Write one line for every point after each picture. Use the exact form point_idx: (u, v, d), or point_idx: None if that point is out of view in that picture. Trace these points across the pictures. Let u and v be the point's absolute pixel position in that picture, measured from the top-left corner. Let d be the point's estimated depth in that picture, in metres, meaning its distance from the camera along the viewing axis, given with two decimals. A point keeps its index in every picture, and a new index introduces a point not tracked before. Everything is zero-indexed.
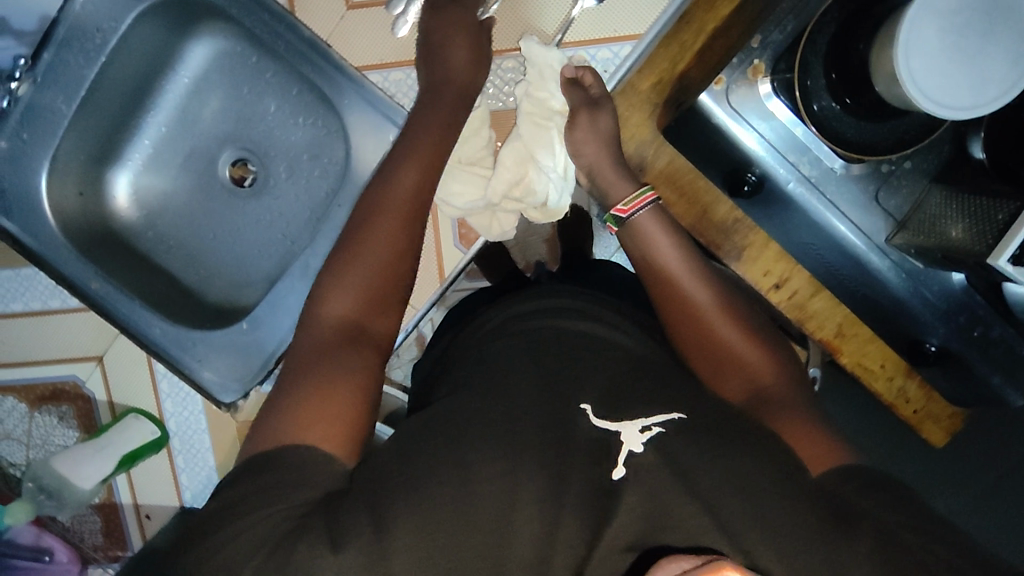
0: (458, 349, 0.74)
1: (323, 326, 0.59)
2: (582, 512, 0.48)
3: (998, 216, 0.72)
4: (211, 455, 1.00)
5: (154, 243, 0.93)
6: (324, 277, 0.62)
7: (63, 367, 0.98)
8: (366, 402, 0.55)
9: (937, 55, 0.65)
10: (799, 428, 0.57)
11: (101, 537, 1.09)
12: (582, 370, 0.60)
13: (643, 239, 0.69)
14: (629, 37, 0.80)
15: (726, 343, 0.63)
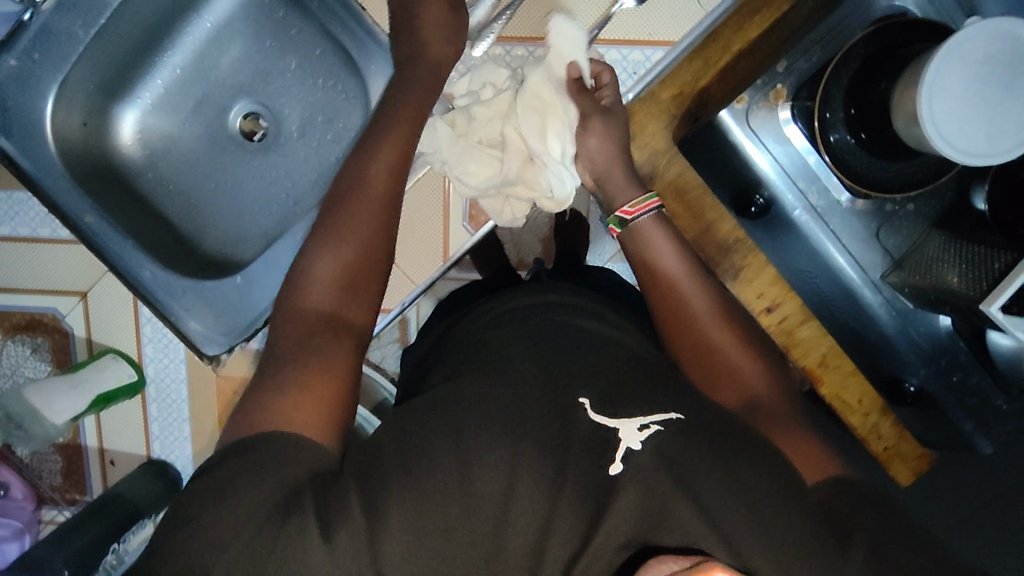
0: (455, 334, 0.74)
1: (305, 314, 0.58)
2: (580, 502, 0.49)
3: (996, 265, 0.74)
4: (186, 408, 0.92)
5: (154, 184, 0.90)
6: (295, 277, 0.60)
7: (43, 298, 0.88)
8: (349, 397, 0.55)
9: (959, 101, 0.67)
10: (797, 442, 0.59)
11: (59, 477, 0.99)
12: (581, 361, 0.60)
13: (646, 245, 0.68)
14: (663, 42, 0.81)
15: (722, 352, 0.64)
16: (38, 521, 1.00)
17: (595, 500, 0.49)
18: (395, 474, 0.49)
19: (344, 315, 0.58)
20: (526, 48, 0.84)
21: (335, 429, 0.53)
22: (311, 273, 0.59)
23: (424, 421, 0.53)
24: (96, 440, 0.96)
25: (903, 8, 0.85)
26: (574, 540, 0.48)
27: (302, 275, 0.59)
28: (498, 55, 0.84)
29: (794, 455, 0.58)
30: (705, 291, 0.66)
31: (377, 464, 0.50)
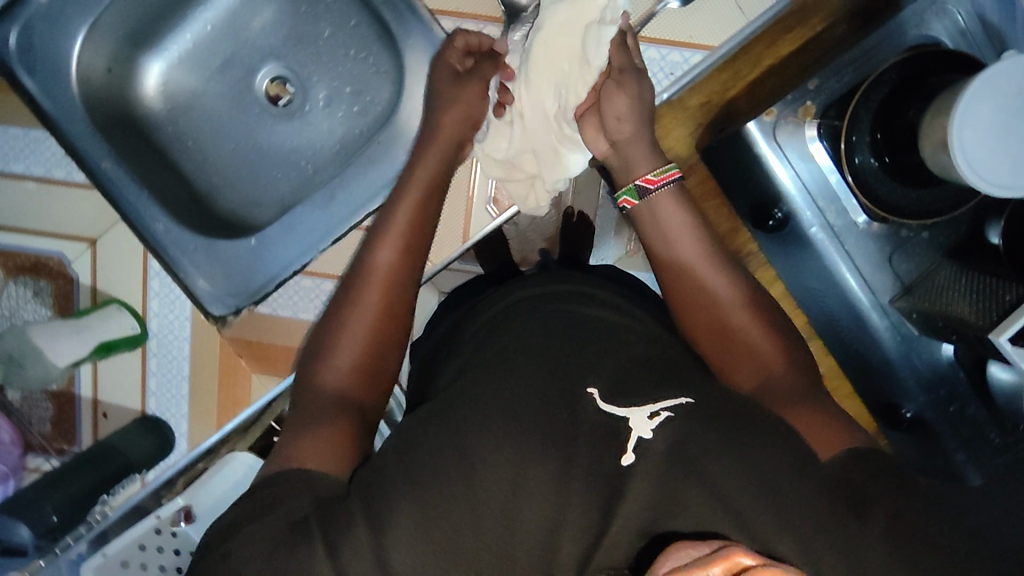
0: (469, 318, 0.74)
1: (321, 381, 0.62)
2: (592, 488, 0.49)
3: (1006, 297, 0.75)
4: (188, 364, 0.89)
5: (174, 139, 0.89)
6: (316, 345, 0.65)
7: (51, 243, 0.86)
8: (352, 442, 0.59)
9: (989, 132, 0.67)
10: (811, 419, 0.59)
11: (49, 426, 0.91)
12: (595, 353, 0.59)
13: (660, 220, 0.69)
14: (703, 46, 0.81)
15: (740, 330, 0.64)
16: (22, 468, 0.89)
17: (608, 487, 0.49)
18: (401, 486, 0.50)
19: (351, 385, 0.62)
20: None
21: (339, 468, 0.57)
22: (330, 343, 0.64)
23: (422, 429, 0.55)
24: (91, 391, 0.90)
25: (936, 37, 0.86)
26: (590, 527, 0.48)
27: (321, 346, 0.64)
28: None
29: (812, 434, 0.58)
30: (725, 271, 0.66)
31: (380, 480, 0.52)
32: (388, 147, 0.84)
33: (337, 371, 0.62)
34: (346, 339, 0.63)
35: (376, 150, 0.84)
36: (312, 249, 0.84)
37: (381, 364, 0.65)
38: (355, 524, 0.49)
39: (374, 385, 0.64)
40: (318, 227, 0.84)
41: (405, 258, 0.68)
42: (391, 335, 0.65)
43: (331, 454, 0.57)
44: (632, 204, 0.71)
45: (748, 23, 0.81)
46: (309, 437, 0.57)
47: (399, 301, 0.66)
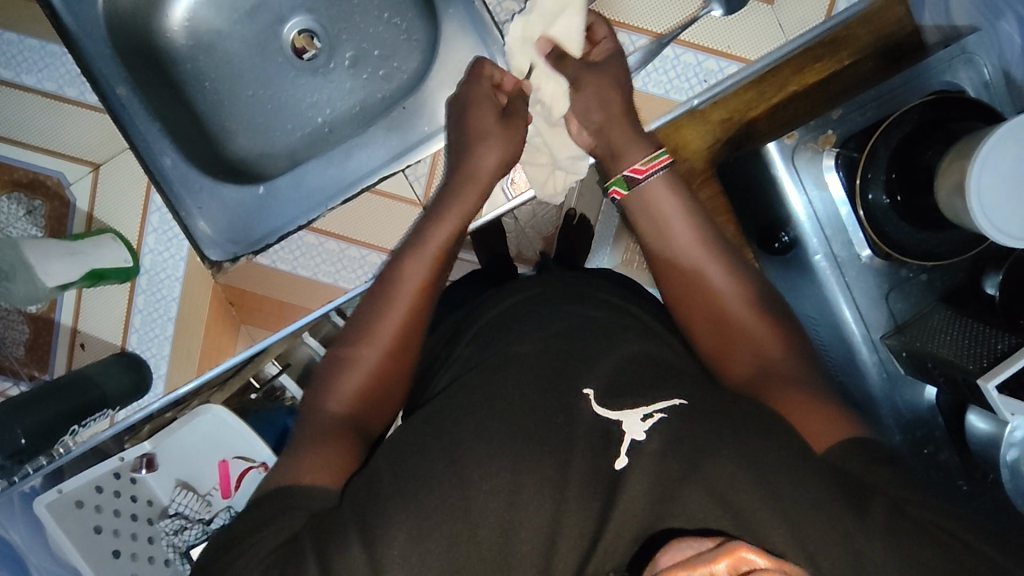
0: (471, 319, 0.71)
1: (327, 403, 0.60)
2: (587, 488, 0.49)
3: (998, 346, 0.78)
4: (175, 306, 0.88)
5: (190, 77, 0.86)
6: (324, 369, 0.63)
7: (52, 161, 0.84)
8: (351, 455, 0.56)
9: (1005, 180, 0.69)
10: (801, 402, 0.57)
11: (21, 351, 0.87)
12: (594, 353, 0.58)
13: (653, 203, 0.70)
14: (738, 58, 0.89)
15: (734, 315, 0.64)
16: None
17: (604, 493, 0.49)
18: (393, 495, 0.49)
19: (355, 409, 0.60)
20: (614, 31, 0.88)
21: (334, 479, 0.54)
22: (340, 368, 0.62)
23: (423, 437, 0.53)
24: (70, 320, 0.87)
25: (960, 84, 0.87)
26: (589, 523, 0.48)
27: (330, 371, 0.62)
28: None
29: (800, 421, 0.56)
30: (721, 261, 0.67)
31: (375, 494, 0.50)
32: (412, 118, 0.83)
33: (346, 393, 0.61)
34: (357, 361, 0.62)
35: (397, 115, 0.83)
36: (320, 207, 0.83)
37: (389, 384, 0.63)
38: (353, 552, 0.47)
39: (378, 409, 0.62)
40: (325, 185, 0.83)
41: (427, 287, 0.66)
42: (401, 363, 0.63)
43: (337, 465, 0.55)
44: (620, 194, 0.71)
45: (786, 43, 0.89)
46: (311, 451, 0.55)
47: (410, 324, 0.64)
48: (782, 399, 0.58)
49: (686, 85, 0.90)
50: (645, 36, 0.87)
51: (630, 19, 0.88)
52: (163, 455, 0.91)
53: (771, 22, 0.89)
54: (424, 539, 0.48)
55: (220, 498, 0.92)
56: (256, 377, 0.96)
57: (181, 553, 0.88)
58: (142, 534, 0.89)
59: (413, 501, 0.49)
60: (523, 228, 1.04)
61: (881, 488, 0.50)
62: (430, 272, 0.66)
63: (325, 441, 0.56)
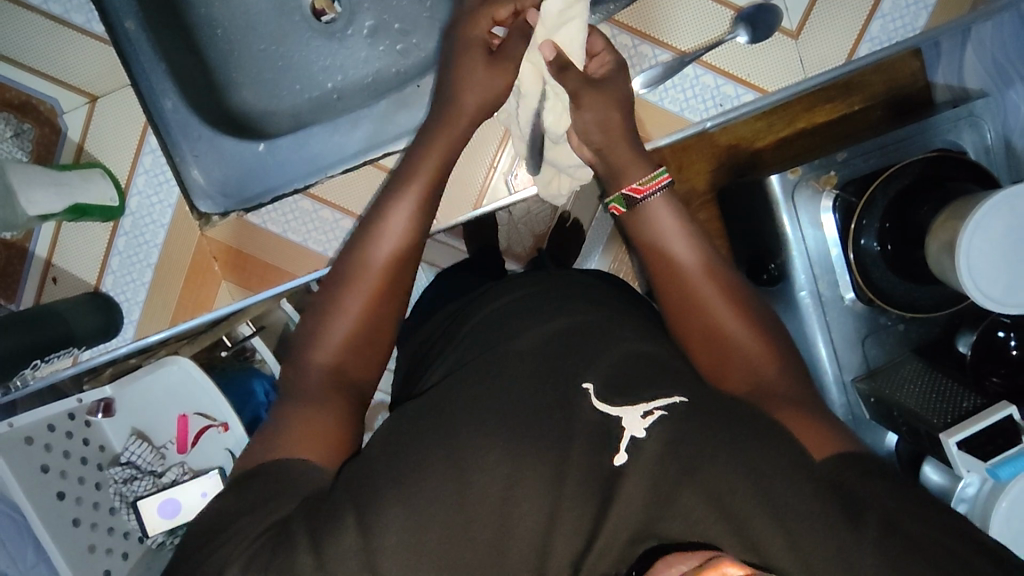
0: (469, 312, 0.70)
1: (312, 365, 0.61)
2: (579, 499, 0.50)
3: (963, 404, 0.80)
4: (155, 254, 0.86)
5: (203, 21, 0.84)
6: (307, 327, 0.63)
7: (48, 86, 0.81)
8: (340, 416, 0.58)
9: (994, 244, 0.70)
10: (802, 419, 0.58)
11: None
12: (582, 352, 0.58)
13: (654, 226, 0.70)
14: (756, 88, 0.89)
15: (733, 336, 0.65)
16: None
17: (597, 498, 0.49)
18: (388, 485, 0.50)
19: (341, 369, 0.61)
20: (612, 30, 0.87)
21: (327, 449, 0.55)
22: (322, 327, 0.62)
23: (420, 423, 0.55)
24: (45, 251, 0.84)
25: (962, 145, 0.89)
26: (578, 530, 0.49)
27: (313, 329, 0.62)
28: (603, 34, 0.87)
29: (799, 433, 0.57)
30: (722, 288, 0.67)
31: (369, 483, 0.50)
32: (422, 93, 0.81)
33: (318, 367, 0.61)
34: (337, 318, 0.62)
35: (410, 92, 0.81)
36: (319, 172, 0.82)
37: (363, 360, 0.63)
38: (346, 526, 0.48)
39: (364, 367, 0.63)
40: (330, 154, 0.81)
41: (399, 262, 0.64)
42: (383, 315, 0.64)
43: (325, 439, 0.56)
44: (619, 211, 0.72)
45: (805, 79, 0.90)
46: (297, 418, 0.56)
47: (392, 279, 0.64)
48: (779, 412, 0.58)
49: (702, 106, 0.90)
50: (667, 51, 0.88)
51: (655, 32, 0.87)
52: (122, 401, 0.90)
53: (790, 56, 0.89)
54: (422, 527, 0.48)
55: (174, 452, 0.90)
56: (229, 335, 0.95)
57: (129, 502, 0.87)
58: (90, 479, 0.86)
59: (402, 494, 0.49)
60: (516, 223, 1.03)
61: (875, 503, 0.50)
62: (408, 231, 0.65)
63: (308, 404, 0.57)
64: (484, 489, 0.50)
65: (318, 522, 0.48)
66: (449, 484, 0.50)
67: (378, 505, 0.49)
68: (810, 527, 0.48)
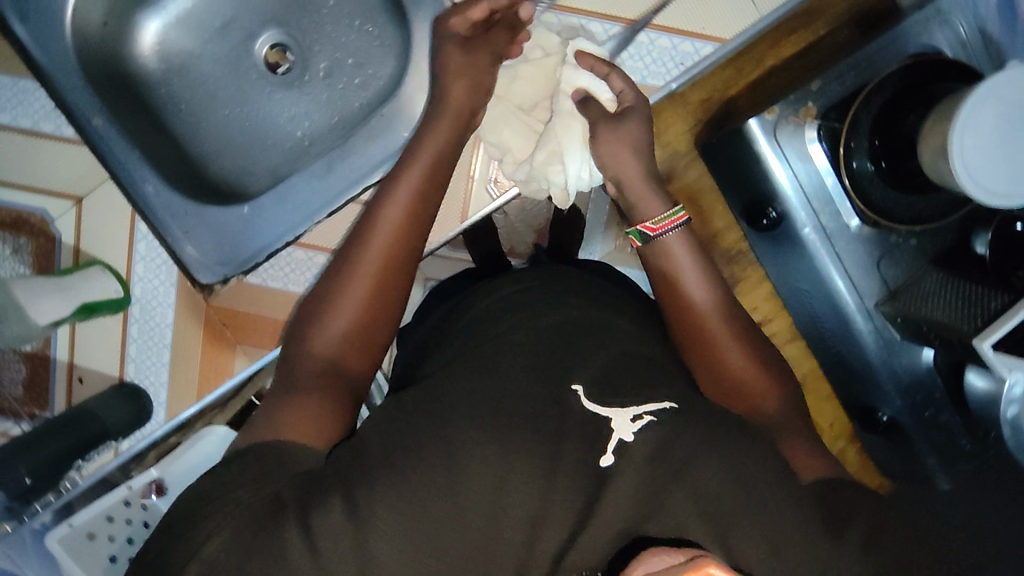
0: (461, 309, 0.76)
1: (314, 348, 0.63)
2: (576, 483, 0.54)
3: (990, 305, 0.79)
4: (167, 333, 0.88)
5: (166, 100, 0.85)
6: (313, 306, 0.65)
7: (32, 198, 0.84)
8: (338, 406, 0.62)
9: (988, 137, 0.69)
10: (799, 445, 0.65)
11: (21, 389, 0.88)
12: (586, 352, 0.64)
13: (666, 262, 0.72)
14: (715, 38, 0.88)
15: (738, 366, 0.68)
16: None
17: (593, 485, 0.53)
18: (380, 472, 0.54)
19: (341, 361, 0.64)
20: (558, 17, 0.87)
21: (326, 427, 0.60)
22: (327, 308, 0.64)
23: (409, 418, 0.59)
24: (66, 356, 0.88)
25: (937, 46, 0.87)
26: (574, 512, 0.53)
27: (315, 309, 0.65)
28: (551, 22, 0.87)
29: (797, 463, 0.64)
30: (725, 316, 0.70)
31: (360, 466, 0.54)
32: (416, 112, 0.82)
33: (317, 358, 0.63)
34: (343, 298, 0.64)
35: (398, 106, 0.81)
36: (308, 220, 0.80)
37: (362, 354, 0.65)
38: (333, 503, 0.52)
39: (361, 356, 0.65)
40: (311, 198, 0.80)
41: (398, 248, 0.66)
42: (385, 297, 0.66)
43: (316, 426, 0.59)
44: (637, 244, 0.74)
45: (760, 19, 0.89)
46: (297, 410, 0.60)
47: (401, 256, 0.67)
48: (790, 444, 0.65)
49: (663, 70, 0.89)
50: (617, 23, 0.87)
51: (602, 8, 0.87)
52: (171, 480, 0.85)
53: (743, 1, 0.88)
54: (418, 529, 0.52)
55: None
56: None
57: None
58: None
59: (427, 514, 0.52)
60: (513, 222, 1.09)
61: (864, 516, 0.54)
62: (409, 212, 0.68)
63: (309, 394, 0.61)
64: (475, 475, 0.54)
65: (307, 499, 0.52)
66: (442, 474, 0.54)
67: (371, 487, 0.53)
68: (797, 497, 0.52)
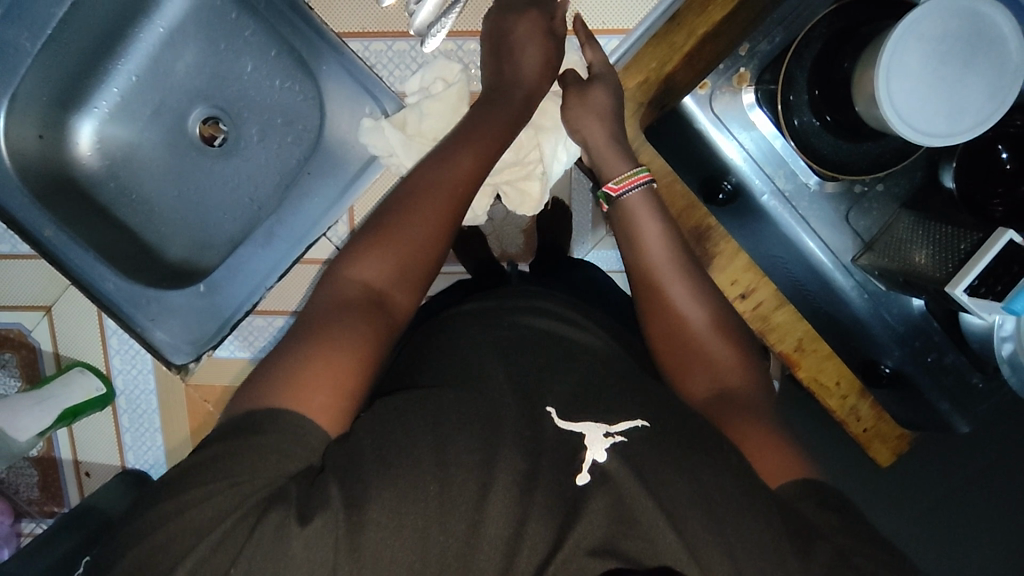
0: (418, 337, 0.71)
1: (348, 284, 0.60)
2: (551, 507, 0.48)
3: (962, 246, 0.73)
4: (157, 417, 1.07)
5: (116, 194, 0.89)
6: (355, 241, 0.62)
7: (10, 316, 1.05)
8: (368, 369, 0.56)
9: (914, 80, 0.65)
10: (761, 438, 0.58)
11: (37, 491, 1.13)
12: (551, 374, 0.59)
13: (631, 229, 0.70)
14: (617, 30, 0.93)
15: (701, 345, 0.65)
16: (17, 534, 1.11)
17: (565, 505, 0.48)
18: (377, 484, 0.48)
19: (389, 298, 0.60)
20: (456, 42, 0.87)
21: (339, 417, 0.53)
22: (363, 254, 0.61)
23: (369, 435, 0.51)
24: (70, 454, 1.10)
25: None
26: (542, 545, 0.47)
27: (350, 255, 0.61)
28: (450, 49, 0.87)
29: (758, 461, 0.56)
30: (689, 284, 0.67)
31: (355, 461, 0.49)
32: (421, 125, 0.81)
33: (353, 291, 0.59)
34: (381, 244, 0.61)
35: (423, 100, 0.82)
36: (261, 287, 0.84)
37: (407, 291, 0.62)
38: (331, 497, 0.46)
39: (410, 300, 0.62)
40: (263, 266, 0.84)
41: (452, 201, 0.64)
42: (433, 246, 0.62)
43: (331, 407, 0.52)
44: (607, 208, 0.74)
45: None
46: (315, 366, 0.53)
47: (454, 208, 0.64)
48: (742, 435, 0.58)
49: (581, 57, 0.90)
50: None
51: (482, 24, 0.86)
52: None
53: None
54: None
55: None
56: None
57: None
58: None
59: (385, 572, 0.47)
60: (501, 227, 1.11)
61: (829, 535, 0.49)
62: (470, 174, 0.65)
63: (347, 326, 0.56)
64: (464, 481, 0.49)
65: (308, 492, 0.47)
66: (427, 472, 0.49)
67: (364, 482, 0.48)
68: (759, 506, 0.49)
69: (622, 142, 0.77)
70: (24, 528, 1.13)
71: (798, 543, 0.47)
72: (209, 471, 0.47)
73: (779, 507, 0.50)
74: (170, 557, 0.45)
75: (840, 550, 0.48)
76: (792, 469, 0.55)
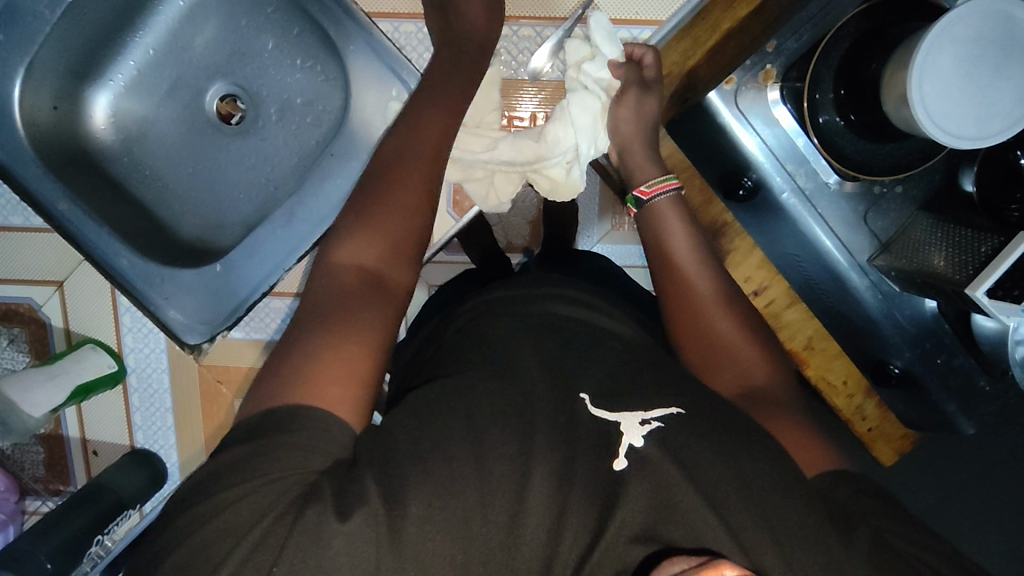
0: (445, 323, 0.71)
1: (339, 270, 0.59)
2: (588, 495, 0.49)
3: (981, 249, 0.74)
4: (168, 396, 1.08)
5: (130, 169, 0.87)
6: (340, 228, 0.62)
7: (21, 290, 1.03)
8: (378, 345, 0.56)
9: (949, 81, 0.65)
10: (792, 430, 0.59)
11: (43, 468, 1.13)
12: (583, 360, 0.59)
13: (659, 226, 0.70)
14: (649, 21, 0.87)
15: (728, 340, 0.65)
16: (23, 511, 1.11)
17: (603, 494, 0.49)
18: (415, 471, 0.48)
19: (388, 277, 0.60)
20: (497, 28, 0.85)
21: (357, 403, 0.52)
22: (349, 236, 0.61)
23: (412, 419, 0.51)
24: (79, 432, 1.10)
25: None
26: (583, 533, 0.48)
27: (336, 240, 0.61)
28: None
29: (793, 449, 0.57)
30: (715, 279, 0.68)
31: (393, 458, 0.49)
32: None
33: (350, 276, 0.59)
34: (368, 224, 0.61)
35: None
36: (278, 269, 0.83)
37: (403, 266, 0.61)
38: (370, 488, 0.46)
39: (405, 273, 0.61)
40: (281, 248, 0.83)
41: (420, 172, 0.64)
42: (417, 218, 0.62)
43: (345, 391, 0.52)
44: (634, 213, 0.74)
45: None
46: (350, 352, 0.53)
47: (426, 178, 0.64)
48: (773, 426, 0.59)
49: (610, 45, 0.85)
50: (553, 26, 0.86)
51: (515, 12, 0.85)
52: None
53: None
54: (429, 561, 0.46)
55: None
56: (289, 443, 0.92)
57: None
58: None
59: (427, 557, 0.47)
60: (507, 219, 1.11)
61: (869, 521, 0.50)
62: (435, 141, 0.66)
63: (356, 309, 0.56)
64: (501, 471, 0.49)
65: (345, 485, 0.47)
66: (467, 461, 0.49)
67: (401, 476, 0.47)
68: (796, 497, 0.49)
69: (648, 140, 0.79)
70: (30, 505, 1.13)
71: (838, 531, 0.48)
72: (246, 451, 0.47)
73: (816, 495, 0.51)
74: (224, 543, 0.44)
75: (879, 534, 0.49)
76: (824, 461, 0.56)
